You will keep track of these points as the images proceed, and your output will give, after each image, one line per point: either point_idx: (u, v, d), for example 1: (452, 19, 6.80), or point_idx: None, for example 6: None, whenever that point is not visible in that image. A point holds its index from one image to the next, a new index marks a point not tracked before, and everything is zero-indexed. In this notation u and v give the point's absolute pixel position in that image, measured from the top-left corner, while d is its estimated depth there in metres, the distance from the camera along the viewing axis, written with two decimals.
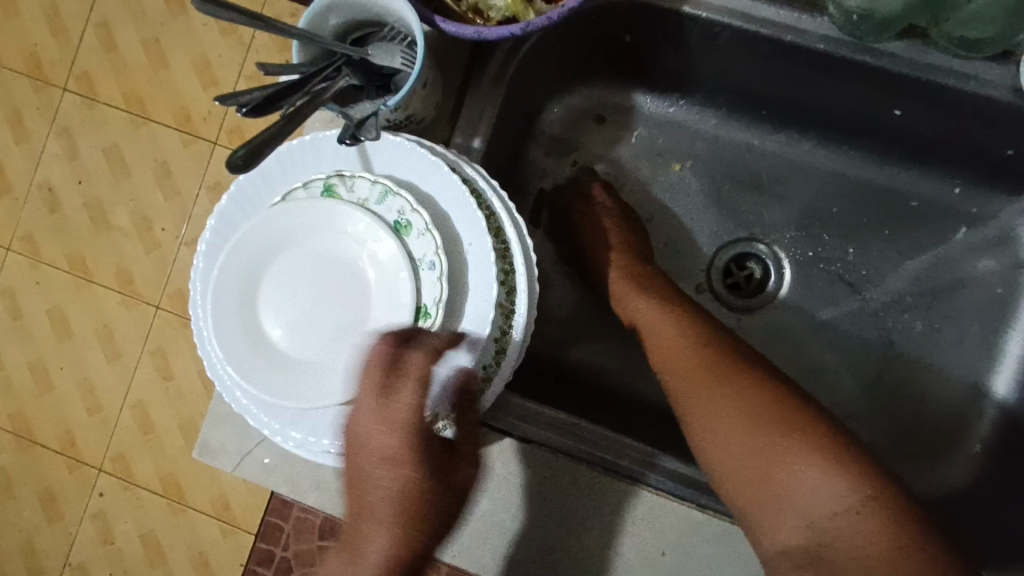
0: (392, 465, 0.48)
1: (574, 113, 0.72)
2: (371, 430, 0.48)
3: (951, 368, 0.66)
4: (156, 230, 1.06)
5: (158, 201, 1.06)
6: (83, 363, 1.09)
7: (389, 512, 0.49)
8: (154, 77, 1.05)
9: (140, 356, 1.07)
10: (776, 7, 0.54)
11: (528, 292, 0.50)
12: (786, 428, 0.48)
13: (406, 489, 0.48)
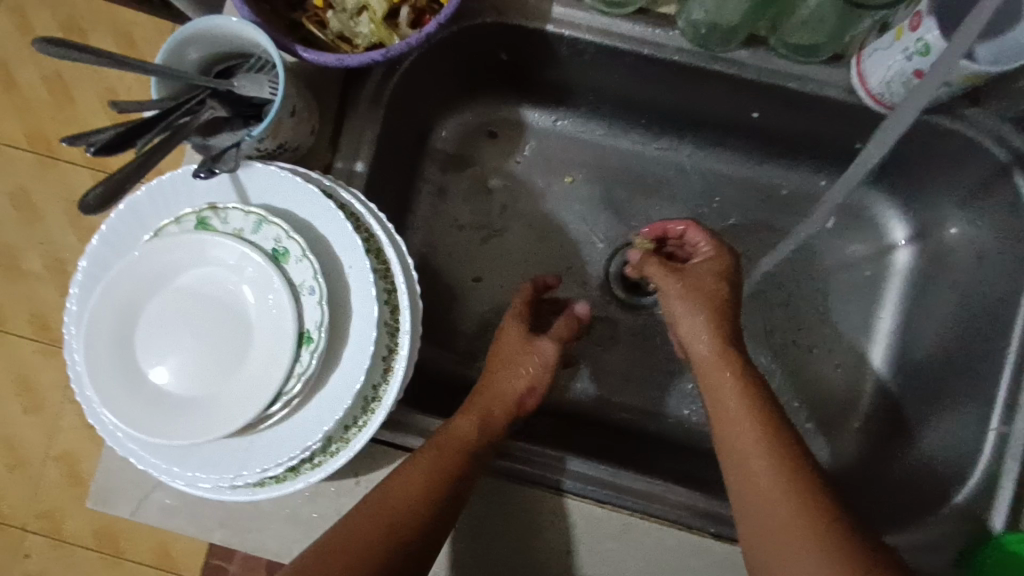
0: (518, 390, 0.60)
1: (466, 130, 0.74)
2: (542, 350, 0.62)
3: (835, 347, 0.70)
4: (72, 270, 1.04)
5: (72, 242, 1.04)
6: (1, 418, 1.04)
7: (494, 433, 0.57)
8: (60, 116, 1.05)
9: (64, 407, 1.04)
10: (632, 23, 0.57)
11: (410, 308, 0.51)
12: (776, 487, 0.46)
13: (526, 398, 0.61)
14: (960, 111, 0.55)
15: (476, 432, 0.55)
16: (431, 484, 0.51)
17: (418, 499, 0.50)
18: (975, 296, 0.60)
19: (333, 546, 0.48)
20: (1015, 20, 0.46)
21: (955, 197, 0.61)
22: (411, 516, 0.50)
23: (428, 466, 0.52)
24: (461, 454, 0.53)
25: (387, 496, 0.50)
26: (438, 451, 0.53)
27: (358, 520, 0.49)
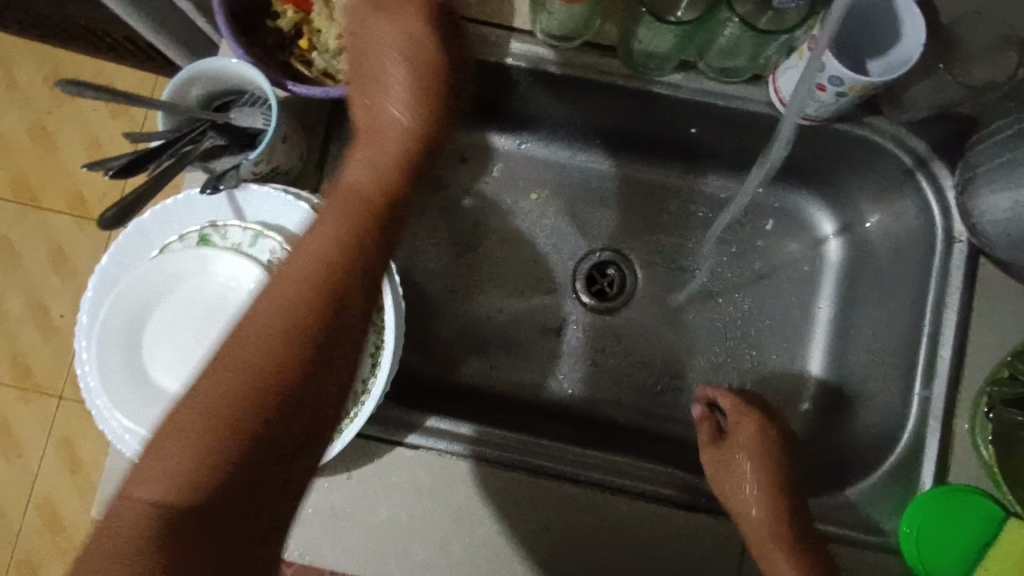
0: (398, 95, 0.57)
1: (438, 155, 0.81)
2: (400, 94, 0.56)
3: (782, 337, 0.77)
4: (54, 316, 1.08)
5: (54, 286, 1.08)
6: None
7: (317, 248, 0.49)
8: (44, 163, 1.10)
9: (44, 451, 1.06)
10: (581, 54, 0.66)
11: (394, 309, 0.57)
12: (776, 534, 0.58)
13: None
14: (864, 119, 0.63)
15: (366, 214, 0.51)
16: (354, 243, 0.49)
17: (285, 316, 0.45)
18: (894, 279, 0.68)
19: (218, 392, 0.42)
20: (895, 40, 0.55)
21: (871, 195, 0.70)
22: (285, 327, 0.44)
23: (331, 248, 0.49)
24: (332, 245, 0.48)
25: (252, 321, 0.45)
26: (300, 265, 0.47)
27: (229, 364, 0.43)
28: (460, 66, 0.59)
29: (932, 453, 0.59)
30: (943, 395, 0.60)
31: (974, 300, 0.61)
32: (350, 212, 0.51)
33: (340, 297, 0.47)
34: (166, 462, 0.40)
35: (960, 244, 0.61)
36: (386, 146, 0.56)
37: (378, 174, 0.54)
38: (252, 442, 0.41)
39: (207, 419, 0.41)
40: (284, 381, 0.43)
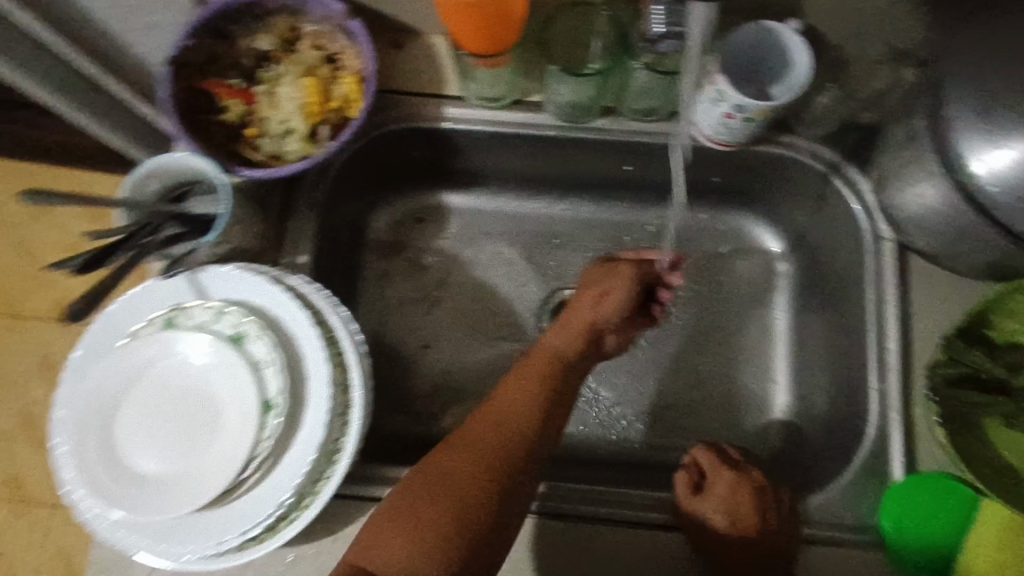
0: None
1: (396, 218, 0.85)
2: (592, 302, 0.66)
3: (746, 352, 0.79)
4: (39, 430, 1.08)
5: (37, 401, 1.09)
6: None
7: (518, 423, 0.59)
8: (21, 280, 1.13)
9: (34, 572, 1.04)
10: (512, 111, 0.71)
11: (358, 365, 0.59)
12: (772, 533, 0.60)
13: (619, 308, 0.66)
14: (780, 139, 0.68)
15: (541, 389, 0.62)
16: (509, 432, 0.59)
17: (465, 474, 0.56)
18: (837, 281, 0.71)
19: (392, 515, 0.54)
20: (787, 64, 0.61)
21: (802, 205, 0.74)
22: (466, 495, 0.55)
23: (466, 446, 0.58)
24: (513, 429, 0.59)
25: (438, 466, 0.57)
26: (482, 435, 0.59)
27: (416, 506, 0.55)
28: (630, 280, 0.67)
29: (899, 445, 0.60)
30: (898, 387, 0.61)
31: (911, 291, 0.63)
32: (531, 394, 0.61)
33: (497, 486, 0.56)
34: (382, 560, 0.53)
35: (888, 242, 0.64)
36: (604, 304, 0.66)
37: (558, 360, 0.64)
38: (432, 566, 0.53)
39: (385, 535, 0.54)
40: (475, 527, 0.54)
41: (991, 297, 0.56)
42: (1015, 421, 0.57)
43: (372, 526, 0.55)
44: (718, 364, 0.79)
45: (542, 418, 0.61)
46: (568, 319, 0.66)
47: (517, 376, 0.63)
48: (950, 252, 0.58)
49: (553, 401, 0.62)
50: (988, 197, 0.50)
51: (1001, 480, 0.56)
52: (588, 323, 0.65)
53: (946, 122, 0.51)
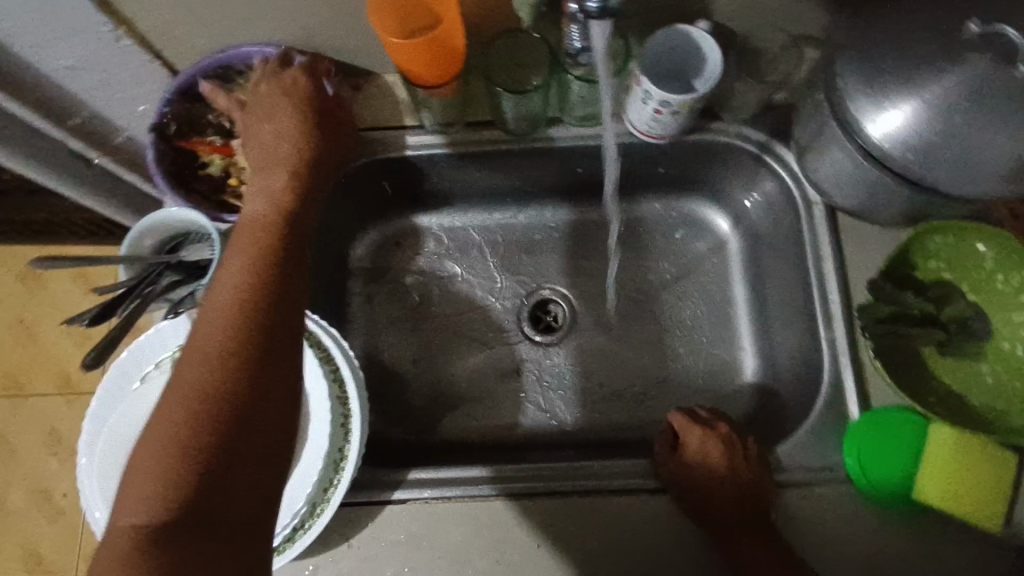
0: (285, 136, 0.66)
1: (375, 245, 0.92)
2: (330, 163, 0.69)
3: (711, 325, 0.85)
4: (57, 496, 1.12)
5: (53, 468, 1.13)
6: None
7: (225, 299, 0.54)
8: (26, 353, 1.18)
9: None
10: (468, 133, 0.78)
11: (354, 378, 0.64)
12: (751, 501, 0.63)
13: (298, 134, 0.66)
14: (709, 127, 0.75)
15: (264, 241, 0.59)
16: (243, 294, 0.54)
17: (196, 362, 0.50)
18: (781, 247, 0.78)
19: (200, 352, 0.50)
20: (703, 60, 0.68)
21: (740, 183, 0.81)
22: (224, 359, 0.50)
23: (172, 394, 0.49)
24: (230, 317, 0.52)
25: (181, 387, 0.49)
26: (220, 296, 0.54)
27: (180, 381, 0.49)
28: (306, 77, 0.69)
29: (852, 387, 0.66)
30: (845, 336, 0.67)
31: (844, 246, 0.70)
32: (248, 258, 0.57)
33: (234, 344, 0.51)
34: (150, 459, 0.46)
35: (818, 206, 0.71)
36: (274, 120, 0.66)
37: (267, 217, 0.62)
38: (215, 437, 0.47)
39: (209, 373, 0.49)
40: (198, 449, 0.46)
41: (908, 242, 0.64)
42: (947, 350, 0.65)
43: (157, 418, 0.48)
44: (687, 339, 0.85)
45: (274, 254, 0.59)
46: (261, 150, 0.66)
47: (229, 252, 0.59)
48: (868, 206, 0.64)
49: (288, 273, 0.58)
50: (884, 154, 0.56)
51: (942, 404, 0.64)
52: (314, 146, 0.67)
53: (839, 95, 0.58)
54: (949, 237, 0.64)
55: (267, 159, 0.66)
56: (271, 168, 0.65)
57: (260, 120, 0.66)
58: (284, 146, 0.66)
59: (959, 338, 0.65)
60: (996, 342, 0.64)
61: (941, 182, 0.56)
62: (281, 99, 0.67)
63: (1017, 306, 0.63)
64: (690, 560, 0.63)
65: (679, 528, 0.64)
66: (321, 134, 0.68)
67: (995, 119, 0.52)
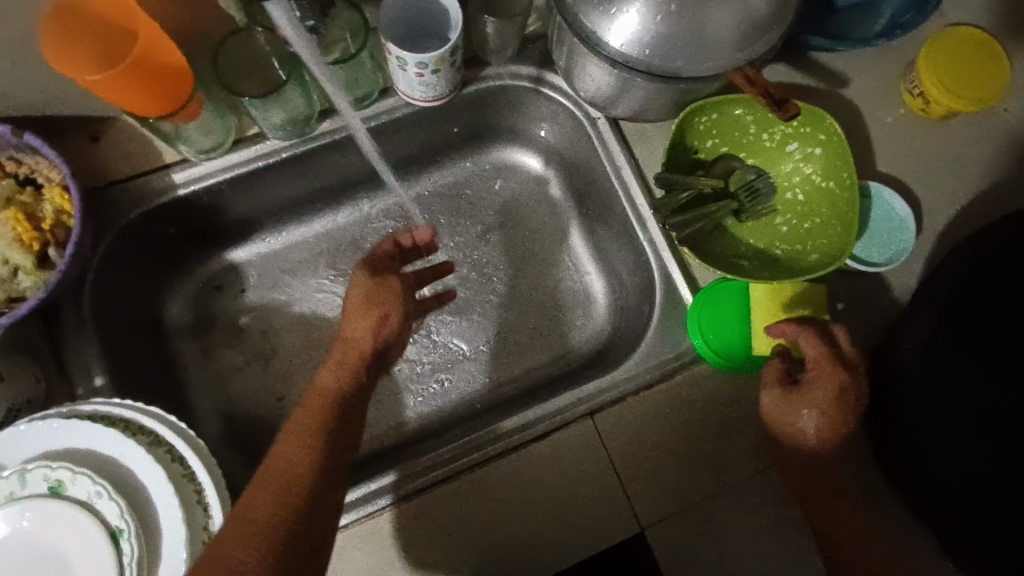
0: (352, 318, 0.65)
1: (192, 298, 0.83)
2: (368, 326, 0.65)
3: (556, 262, 0.86)
4: None
5: None
6: None
7: (280, 477, 0.54)
8: None
9: None
10: (238, 151, 0.72)
11: (194, 450, 0.58)
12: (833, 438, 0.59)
13: (370, 320, 0.65)
14: (481, 75, 0.75)
15: (314, 433, 0.56)
16: (300, 468, 0.54)
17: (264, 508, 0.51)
18: (587, 166, 0.80)
19: (269, 492, 0.53)
20: (444, 11, 0.66)
21: (532, 119, 0.82)
22: (267, 518, 0.51)
23: (244, 529, 0.50)
24: (295, 475, 0.54)
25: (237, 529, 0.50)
26: (284, 454, 0.55)
27: (227, 553, 0.48)
28: (383, 286, 0.67)
29: (680, 276, 0.70)
30: (660, 231, 0.71)
31: (635, 150, 0.73)
32: (308, 435, 0.56)
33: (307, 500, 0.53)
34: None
35: (601, 120, 0.74)
36: (360, 323, 0.65)
37: (338, 394, 0.60)
38: None
39: (244, 520, 0.51)
40: None
41: (679, 129, 0.67)
42: (744, 216, 0.71)
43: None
44: (538, 280, 0.86)
45: (337, 438, 0.57)
46: (346, 341, 0.65)
47: (292, 419, 0.58)
48: (638, 109, 0.67)
49: (344, 432, 0.58)
50: (627, 56, 0.58)
51: (757, 262, 0.69)
52: (361, 366, 0.63)
53: (571, 11, 0.59)
54: (715, 115, 0.68)
55: (353, 351, 0.64)
56: (349, 347, 0.64)
57: (358, 325, 0.65)
58: (357, 327, 0.65)
59: (750, 201, 0.70)
60: (781, 194, 0.71)
61: (681, 69, 0.58)
62: (370, 308, 0.66)
63: (786, 157, 0.70)
64: (592, 490, 0.65)
65: (574, 462, 0.65)
66: (379, 315, 0.65)
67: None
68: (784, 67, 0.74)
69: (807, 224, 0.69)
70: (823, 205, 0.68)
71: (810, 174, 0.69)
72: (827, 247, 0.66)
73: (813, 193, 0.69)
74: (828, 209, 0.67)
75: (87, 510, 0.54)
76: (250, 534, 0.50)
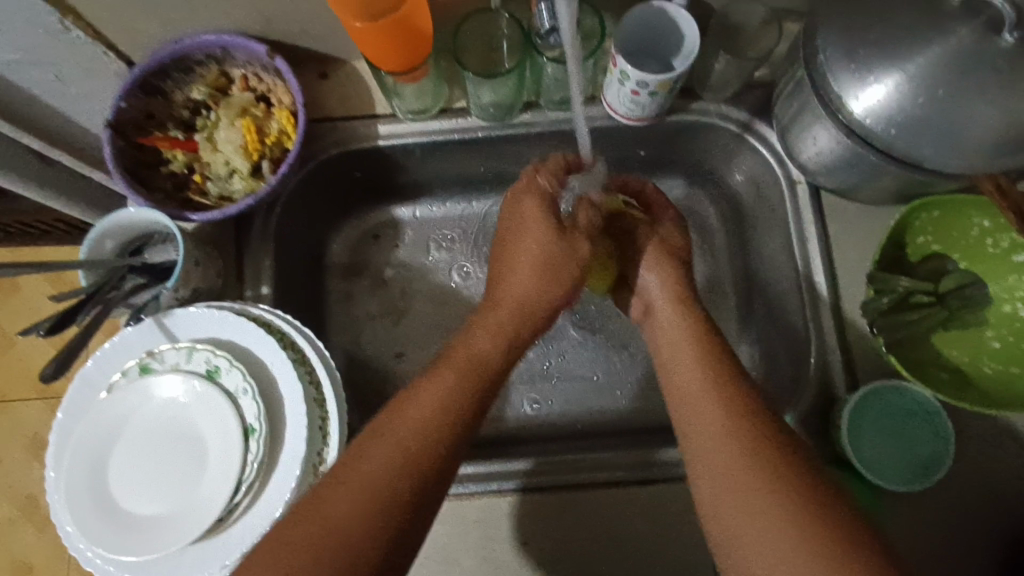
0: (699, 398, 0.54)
1: (352, 240, 0.89)
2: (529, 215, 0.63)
3: (700, 311, 0.83)
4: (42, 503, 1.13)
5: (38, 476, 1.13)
6: None
7: (433, 422, 0.53)
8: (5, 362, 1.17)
9: None
10: (440, 119, 0.75)
11: (330, 379, 0.62)
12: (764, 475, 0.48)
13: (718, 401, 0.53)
14: (690, 107, 0.73)
15: (469, 373, 0.56)
16: (439, 431, 0.53)
17: (389, 468, 0.50)
18: (763, 226, 0.76)
19: (419, 418, 0.53)
20: (680, 35, 0.65)
21: (722, 162, 0.79)
22: (415, 451, 0.51)
23: (390, 439, 0.51)
24: (441, 432, 0.53)
25: (361, 464, 0.50)
26: (442, 399, 0.54)
27: (362, 464, 0.50)
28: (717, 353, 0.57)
29: (841, 371, 0.65)
30: (831, 316, 0.66)
31: (829, 225, 0.69)
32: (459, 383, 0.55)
33: (448, 463, 0.52)
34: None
35: (802, 186, 0.70)
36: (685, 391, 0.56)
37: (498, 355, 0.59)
38: (400, 506, 0.49)
39: (414, 443, 0.52)
40: (376, 524, 0.48)
41: (899, 222, 0.62)
42: (952, 324, 0.64)
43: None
44: None
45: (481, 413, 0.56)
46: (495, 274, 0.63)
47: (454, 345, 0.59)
48: (851, 185, 0.63)
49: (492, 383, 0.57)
50: (868, 130, 0.55)
51: (953, 381, 0.62)
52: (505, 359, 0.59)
53: (820, 68, 0.56)
54: (936, 212, 0.63)
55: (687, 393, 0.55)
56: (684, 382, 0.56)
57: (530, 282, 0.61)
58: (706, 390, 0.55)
59: (962, 309, 0.64)
60: (997, 305, 0.63)
61: (923, 160, 0.53)
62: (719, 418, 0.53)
63: (1011, 267, 0.63)
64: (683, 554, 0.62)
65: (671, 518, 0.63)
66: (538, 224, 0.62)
67: (970, 95, 0.50)
68: None
69: None
70: None
71: None
72: None
73: None
74: None
75: (231, 403, 0.58)
76: (395, 474, 0.50)
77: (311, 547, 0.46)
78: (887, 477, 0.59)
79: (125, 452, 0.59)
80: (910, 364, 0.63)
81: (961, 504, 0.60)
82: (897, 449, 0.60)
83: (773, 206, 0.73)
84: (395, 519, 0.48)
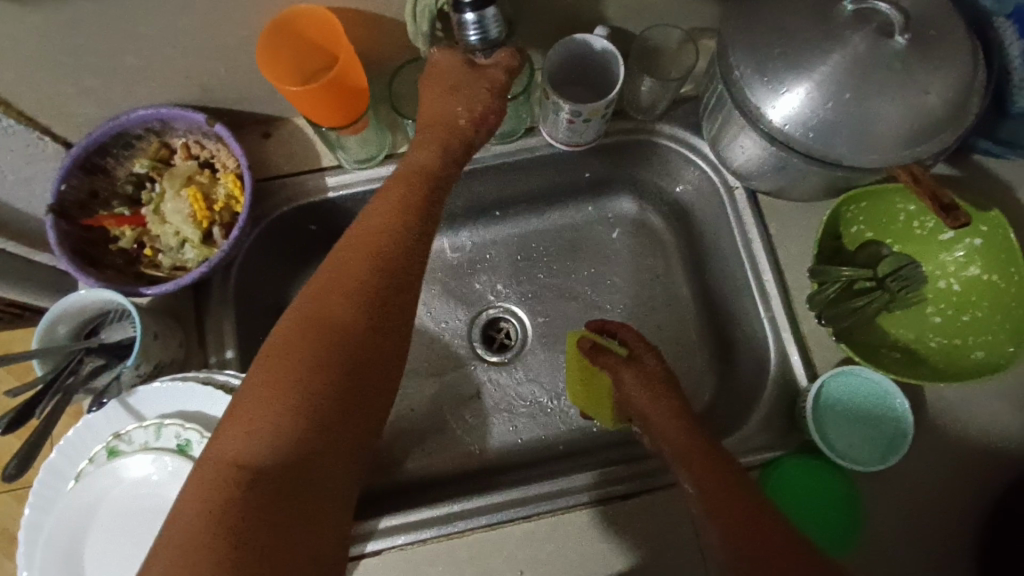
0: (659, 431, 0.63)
1: None
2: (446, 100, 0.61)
3: (662, 318, 0.86)
4: None
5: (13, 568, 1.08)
6: None
7: (384, 246, 0.55)
8: None
9: None
10: (386, 165, 0.77)
11: None
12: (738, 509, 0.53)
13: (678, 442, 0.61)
14: (626, 127, 0.77)
15: (408, 205, 0.58)
16: (382, 246, 0.55)
17: (353, 310, 0.51)
18: (710, 231, 0.80)
19: (370, 249, 0.54)
20: (605, 63, 0.69)
21: (663, 174, 0.82)
22: (370, 290, 0.53)
23: (344, 287, 0.52)
24: (384, 249, 0.55)
25: (319, 314, 0.51)
26: (381, 224, 0.56)
27: (324, 305, 0.51)
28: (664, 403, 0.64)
29: (799, 362, 0.67)
30: (782, 311, 0.69)
31: (769, 224, 0.72)
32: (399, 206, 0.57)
33: (394, 279, 0.54)
34: (177, 544, 0.41)
35: (739, 190, 0.73)
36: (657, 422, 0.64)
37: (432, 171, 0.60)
38: (351, 352, 0.50)
39: (358, 281, 0.53)
40: (337, 367, 0.49)
41: (832, 214, 0.66)
42: (895, 305, 0.68)
43: (203, 471, 0.45)
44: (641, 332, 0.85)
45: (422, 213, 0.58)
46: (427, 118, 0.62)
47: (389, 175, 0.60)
48: (782, 186, 0.66)
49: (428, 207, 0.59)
50: (787, 136, 0.58)
51: (903, 359, 0.65)
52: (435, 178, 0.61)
53: (737, 83, 0.59)
54: (864, 203, 0.66)
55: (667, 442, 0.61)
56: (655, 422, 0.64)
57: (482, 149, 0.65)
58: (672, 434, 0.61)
59: (903, 291, 0.67)
60: (934, 282, 0.67)
61: (842, 159, 0.57)
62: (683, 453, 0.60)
63: (940, 246, 0.66)
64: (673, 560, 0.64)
65: (657, 527, 0.65)
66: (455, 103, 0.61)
67: (873, 95, 0.54)
68: (945, 167, 0.71)
69: (965, 317, 0.65)
70: (980, 297, 0.64)
71: (965, 263, 0.65)
72: (994, 344, 0.62)
73: (971, 283, 0.65)
74: (989, 301, 0.63)
75: None
76: (357, 322, 0.51)
77: (274, 407, 0.47)
78: (858, 460, 0.61)
79: (98, 539, 0.58)
80: (859, 348, 0.66)
81: (928, 473, 0.63)
82: (861, 430, 0.62)
83: (716, 211, 0.77)
84: (360, 356, 0.50)
